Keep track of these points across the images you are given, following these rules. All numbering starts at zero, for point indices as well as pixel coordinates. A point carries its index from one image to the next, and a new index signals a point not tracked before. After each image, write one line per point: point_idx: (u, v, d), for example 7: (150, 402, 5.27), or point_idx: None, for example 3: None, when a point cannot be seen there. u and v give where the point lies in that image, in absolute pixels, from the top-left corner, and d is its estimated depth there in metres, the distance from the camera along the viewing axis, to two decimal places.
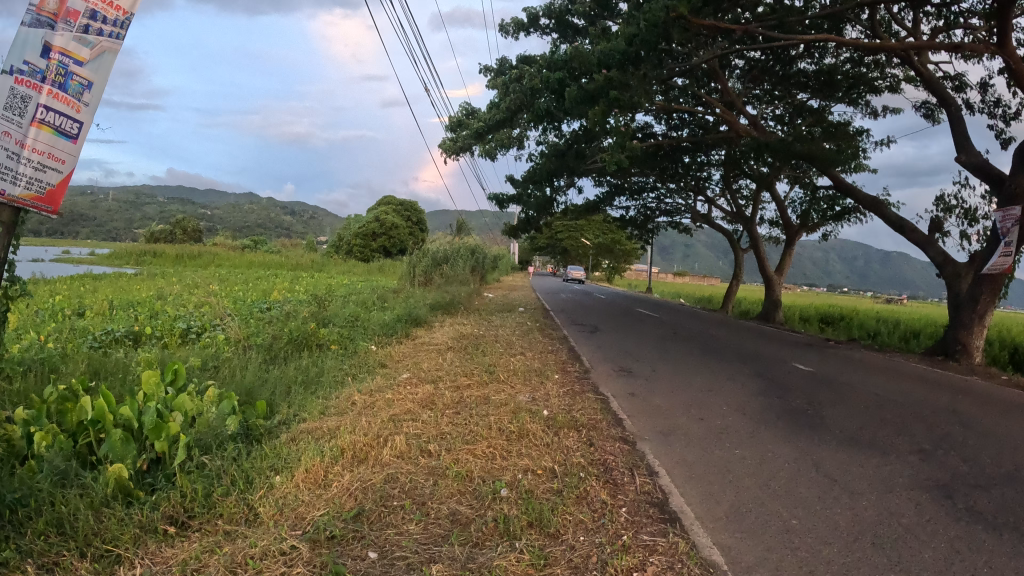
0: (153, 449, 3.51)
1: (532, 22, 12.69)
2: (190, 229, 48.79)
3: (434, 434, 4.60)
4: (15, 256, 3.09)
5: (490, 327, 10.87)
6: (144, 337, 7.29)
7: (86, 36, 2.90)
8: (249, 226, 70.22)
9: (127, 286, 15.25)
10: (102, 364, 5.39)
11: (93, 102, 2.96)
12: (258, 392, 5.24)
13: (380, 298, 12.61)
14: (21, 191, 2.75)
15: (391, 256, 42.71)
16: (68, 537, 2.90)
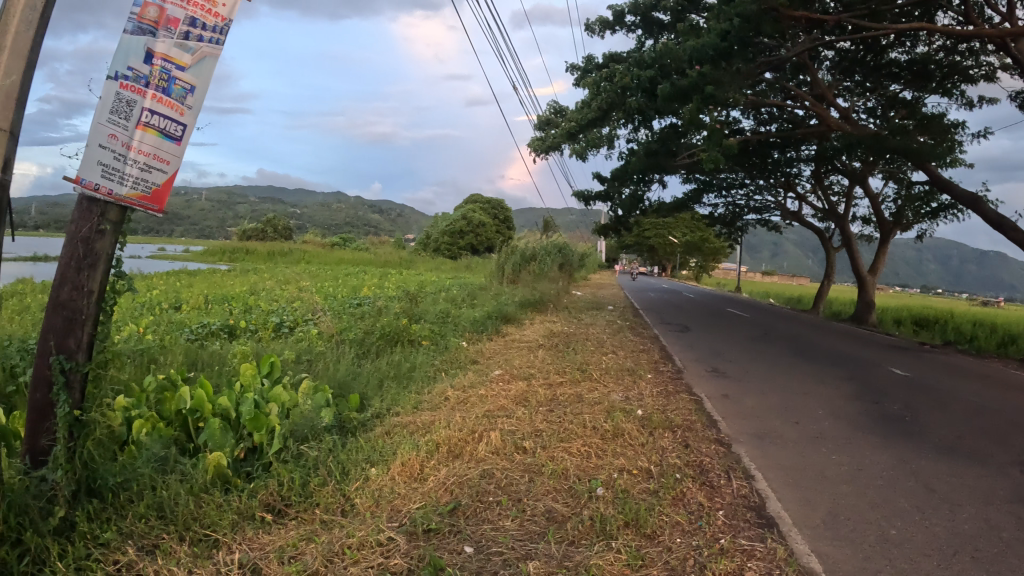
0: (249, 437, 3.70)
1: (617, 19, 12.54)
2: (281, 227, 50.52)
3: (529, 431, 4.64)
4: (119, 254, 3.19)
5: (579, 326, 10.87)
6: (239, 330, 7.62)
7: (187, 43, 3.02)
8: (336, 225, 72.40)
9: (222, 280, 16.02)
10: (199, 356, 5.65)
11: (195, 105, 3.09)
12: (351, 386, 5.40)
13: (470, 296, 12.81)
14: (127, 190, 2.93)
15: (479, 254, 43.18)
16: (167, 519, 3.07)
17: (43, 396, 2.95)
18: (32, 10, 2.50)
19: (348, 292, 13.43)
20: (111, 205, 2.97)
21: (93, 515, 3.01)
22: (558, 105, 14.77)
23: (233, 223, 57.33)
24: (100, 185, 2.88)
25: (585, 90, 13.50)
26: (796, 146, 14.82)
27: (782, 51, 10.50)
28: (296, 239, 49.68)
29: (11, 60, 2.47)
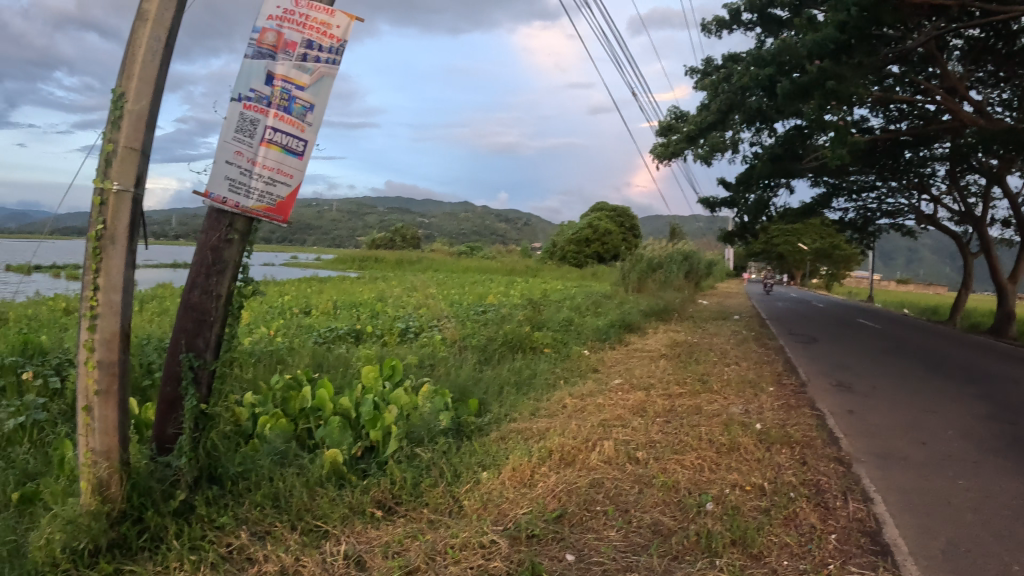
0: (366, 436, 3.91)
1: (734, 19, 12.12)
2: (410, 237, 52.49)
3: (644, 441, 4.54)
4: (247, 261, 3.42)
5: (705, 336, 10.50)
6: (365, 334, 8.01)
7: (305, 64, 3.22)
8: (468, 235, 74.33)
9: (359, 288, 16.92)
10: (327, 358, 5.99)
11: (315, 122, 3.29)
12: (471, 391, 5.53)
13: (595, 304, 12.74)
14: (254, 203, 3.19)
15: (606, 263, 42.75)
16: (282, 509, 3.27)
17: (173, 389, 3.25)
18: (157, 41, 2.78)
19: (477, 300, 13.75)
20: (238, 216, 3.24)
21: (212, 501, 3.24)
22: (678, 110, 14.46)
23: (366, 232, 60.38)
24: (228, 199, 3.15)
25: (704, 93, 13.12)
26: (929, 143, 13.69)
27: (909, 42, 9.78)
28: (431, 248, 51.53)
29: (140, 87, 2.76)
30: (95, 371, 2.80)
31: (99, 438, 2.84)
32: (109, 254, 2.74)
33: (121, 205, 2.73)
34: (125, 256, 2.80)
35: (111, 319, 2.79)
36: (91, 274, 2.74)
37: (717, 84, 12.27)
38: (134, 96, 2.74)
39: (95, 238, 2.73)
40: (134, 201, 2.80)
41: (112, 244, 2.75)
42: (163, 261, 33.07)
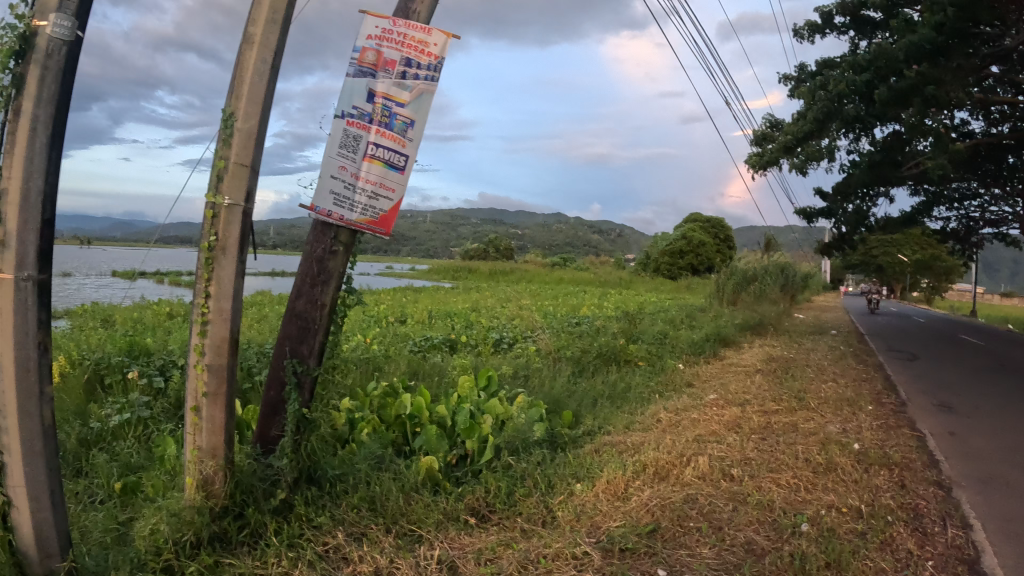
0: (462, 445, 4.01)
1: (826, 22, 11.74)
2: (502, 247, 53.01)
3: (739, 458, 4.42)
4: (349, 271, 3.53)
5: (800, 351, 10.16)
6: (460, 344, 8.17)
7: (405, 81, 3.30)
8: (555, 246, 74.22)
9: (452, 297, 17.28)
10: (423, 366, 6.13)
11: (415, 138, 3.36)
12: (564, 403, 5.54)
13: (688, 317, 12.54)
14: (357, 216, 3.30)
15: (700, 274, 40.94)
16: (378, 512, 3.34)
17: (276, 393, 3.37)
18: (264, 62, 2.89)
19: (568, 311, 13.80)
20: (342, 228, 3.34)
21: (310, 501, 3.33)
22: (774, 119, 13.86)
23: (451, 242, 61.46)
24: (332, 212, 3.26)
25: (799, 100, 12.75)
26: None
27: (1009, 40, 9.23)
28: (518, 260, 51.81)
29: (249, 105, 2.87)
30: (206, 374, 2.92)
31: (205, 437, 2.97)
32: (220, 264, 2.86)
33: (232, 217, 2.85)
34: (236, 266, 2.92)
35: (220, 325, 2.90)
36: (203, 282, 2.87)
37: (814, 91, 11.54)
38: (244, 115, 2.85)
39: (208, 248, 2.86)
40: (244, 214, 2.91)
41: (224, 254, 2.87)
42: (263, 269, 34.73)
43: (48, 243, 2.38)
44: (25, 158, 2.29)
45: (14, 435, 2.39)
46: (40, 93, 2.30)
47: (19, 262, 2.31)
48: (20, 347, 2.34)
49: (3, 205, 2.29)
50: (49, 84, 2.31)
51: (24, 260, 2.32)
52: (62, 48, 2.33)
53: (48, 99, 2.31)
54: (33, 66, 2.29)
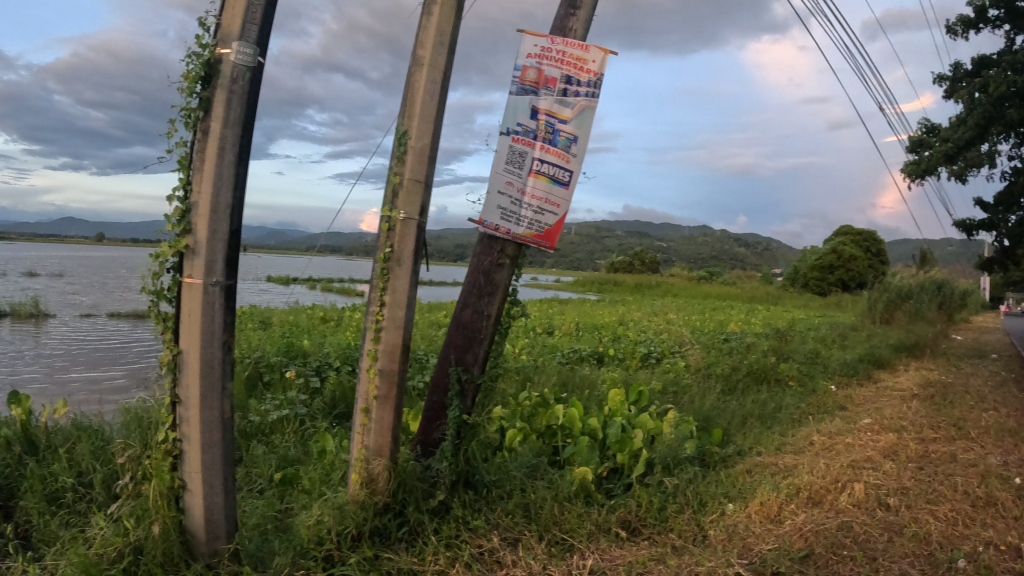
0: (611, 458, 4.04)
1: (978, 17, 10.94)
2: (648, 261, 52.43)
3: (895, 488, 4.18)
4: (515, 282, 3.80)
5: (960, 376, 9.46)
6: (608, 357, 8.48)
7: (566, 99, 3.50)
8: (696, 261, 72.55)
9: (594, 310, 17.46)
10: (573, 378, 6.41)
11: (578, 153, 3.56)
12: (714, 421, 5.64)
13: (838, 336, 11.99)
14: (524, 230, 3.54)
15: (852, 292, 35.64)
16: (531, 519, 3.41)
17: (439, 398, 3.64)
18: (434, 83, 3.08)
19: (713, 326, 13.61)
20: (509, 241, 3.59)
21: (466, 504, 3.47)
22: (927, 124, 12.94)
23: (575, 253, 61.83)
24: (500, 226, 3.52)
25: (954, 102, 11.91)
26: None
27: None
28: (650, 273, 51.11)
29: (421, 124, 3.07)
30: (377, 378, 3.14)
31: (373, 437, 3.16)
32: (395, 275, 3.07)
33: (406, 231, 3.05)
34: (411, 277, 3.11)
35: (393, 332, 3.11)
36: (379, 291, 3.09)
37: (972, 94, 10.76)
38: (416, 133, 3.06)
39: (384, 261, 3.07)
40: (418, 228, 3.10)
41: (399, 265, 3.07)
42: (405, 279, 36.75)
43: (234, 252, 2.61)
44: (214, 174, 2.54)
45: (196, 426, 2.64)
46: (227, 114, 2.53)
47: (207, 268, 2.55)
48: (206, 344, 2.59)
49: (194, 216, 2.55)
50: (235, 105, 2.54)
51: (212, 266, 2.56)
52: (245, 73, 2.55)
53: (234, 119, 2.55)
54: (219, 90, 2.53)
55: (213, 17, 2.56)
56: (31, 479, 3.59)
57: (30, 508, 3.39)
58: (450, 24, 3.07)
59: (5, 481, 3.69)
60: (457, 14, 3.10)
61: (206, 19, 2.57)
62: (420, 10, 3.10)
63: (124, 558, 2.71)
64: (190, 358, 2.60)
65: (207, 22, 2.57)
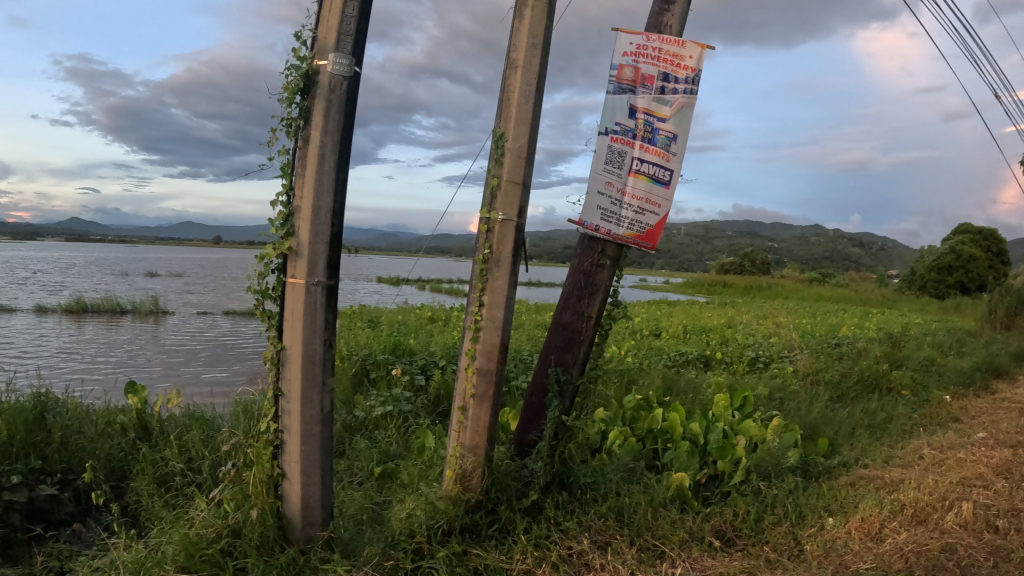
0: (712, 464, 3.92)
1: None
2: (761, 262, 50.39)
3: (1010, 509, 3.84)
4: (618, 284, 3.82)
5: None
6: (714, 360, 8.27)
7: (664, 96, 3.43)
8: (810, 262, 69.35)
9: (704, 312, 17.04)
10: (676, 382, 6.31)
11: (679, 151, 3.48)
12: (820, 429, 5.41)
13: (958, 343, 11.16)
14: (624, 230, 3.50)
15: (971, 294, 32.91)
16: (624, 524, 3.35)
17: (538, 399, 3.68)
18: (528, 85, 3.09)
19: (825, 330, 12.99)
20: (609, 242, 3.58)
21: (558, 505, 3.45)
22: None
23: None
24: (600, 226, 3.50)
25: None
26: None
27: None
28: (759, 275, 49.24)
29: (518, 125, 3.08)
30: (475, 377, 3.18)
31: (468, 435, 3.19)
32: (494, 275, 3.10)
33: (504, 232, 3.06)
34: (509, 277, 3.14)
35: (492, 332, 3.14)
36: (477, 291, 3.13)
37: None
38: (513, 135, 3.07)
39: (483, 261, 3.11)
40: (517, 229, 3.12)
41: (497, 266, 3.10)
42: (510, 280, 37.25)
43: (336, 254, 2.71)
44: (316, 180, 2.65)
45: (297, 418, 2.77)
46: (327, 123, 2.64)
47: (309, 268, 2.67)
48: (307, 340, 2.70)
49: (297, 220, 2.67)
50: (333, 114, 2.64)
51: (315, 266, 2.67)
52: (342, 82, 2.65)
53: (333, 127, 2.65)
54: (318, 100, 2.64)
55: (309, 30, 2.67)
56: (144, 463, 3.85)
57: (140, 489, 3.68)
58: (542, 25, 3.08)
59: (121, 464, 3.98)
60: (549, 15, 3.11)
61: (302, 32, 2.68)
62: (512, 13, 3.13)
63: (222, 539, 2.82)
64: (293, 354, 2.73)
65: (303, 35, 2.68)
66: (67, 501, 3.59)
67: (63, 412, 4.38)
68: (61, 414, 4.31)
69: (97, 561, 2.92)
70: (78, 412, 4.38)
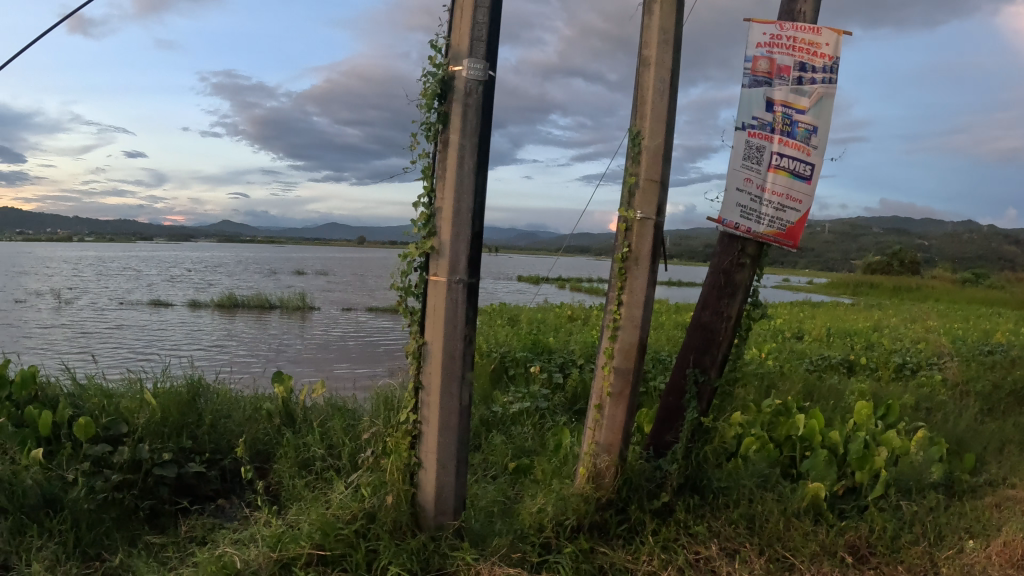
0: (850, 476, 3.71)
1: None
2: (908, 261, 46.85)
3: None
4: (757, 286, 3.63)
5: None
6: (858, 366, 7.80)
7: (802, 87, 3.31)
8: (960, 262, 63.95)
9: (846, 315, 16.09)
10: (816, 388, 6.04)
11: (819, 144, 3.36)
12: (969, 445, 5.00)
13: None
14: (765, 228, 3.39)
15: None
16: (754, 532, 3.24)
17: (675, 400, 3.63)
18: (662, 81, 3.06)
19: (982, 336, 11.93)
20: (750, 240, 3.48)
21: (690, 508, 3.39)
22: None
23: None
24: (739, 224, 3.40)
25: None
26: None
27: None
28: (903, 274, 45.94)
29: (653, 124, 3.08)
30: (612, 375, 3.20)
31: (604, 433, 3.24)
32: (632, 274, 3.11)
33: (644, 231, 3.07)
34: (649, 276, 3.12)
35: (630, 331, 3.14)
36: (617, 290, 3.15)
37: None
38: (649, 133, 3.06)
39: (621, 260, 3.13)
40: (655, 227, 3.10)
41: (636, 265, 3.10)
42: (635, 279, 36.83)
43: (476, 252, 2.80)
44: (457, 181, 2.75)
45: (436, 409, 2.88)
46: (465, 126, 2.74)
47: (451, 267, 2.77)
48: (448, 336, 2.81)
49: (439, 220, 2.79)
50: (471, 117, 2.74)
51: (456, 265, 2.78)
52: (477, 87, 2.73)
53: (471, 130, 2.74)
54: (455, 104, 2.74)
55: (443, 38, 2.79)
56: (287, 447, 4.14)
57: (283, 470, 3.92)
58: (672, 20, 3.03)
59: (265, 447, 4.30)
60: (678, 9, 3.07)
61: (437, 41, 2.79)
62: (641, 10, 3.11)
63: (358, 520, 2.95)
64: (434, 348, 2.84)
65: (439, 44, 2.80)
66: (213, 479, 3.92)
67: (212, 397, 4.74)
68: (212, 399, 4.68)
69: (238, 534, 3.12)
70: (228, 399, 4.76)
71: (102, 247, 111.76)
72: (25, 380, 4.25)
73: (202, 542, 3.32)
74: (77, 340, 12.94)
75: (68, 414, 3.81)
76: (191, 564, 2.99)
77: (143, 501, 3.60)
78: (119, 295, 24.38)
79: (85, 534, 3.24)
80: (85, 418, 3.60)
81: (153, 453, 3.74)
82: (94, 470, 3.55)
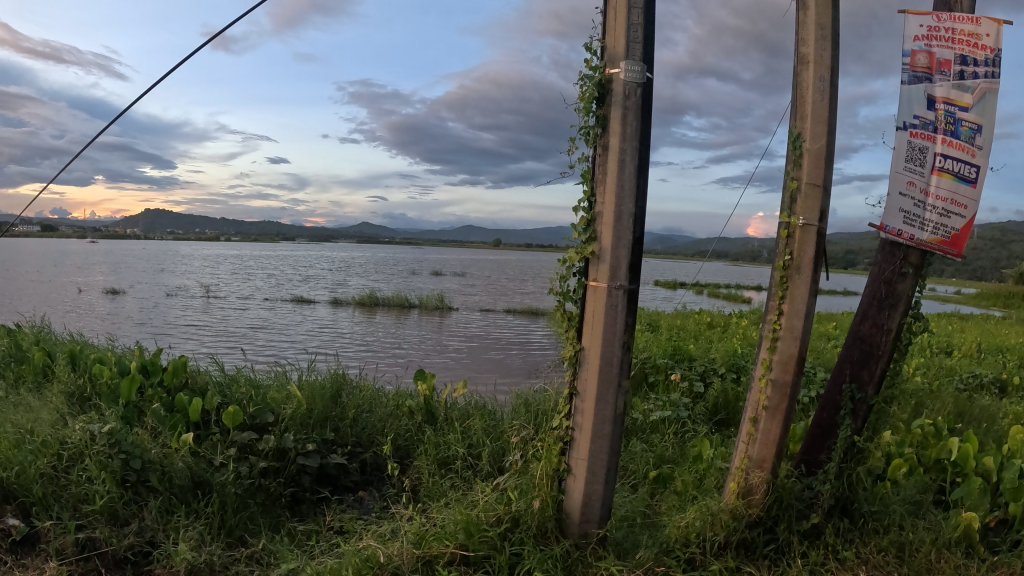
0: (1003, 506, 3.38)
1: None
2: None
3: None
4: (920, 296, 3.40)
5: None
6: (1015, 387, 7.13)
7: (964, 83, 3.08)
8: None
9: (998, 330, 14.80)
10: (968, 409, 5.59)
11: (985, 144, 3.11)
12: None
13: None
14: (928, 235, 3.17)
15: None
16: (904, 562, 3.03)
17: (830, 416, 3.46)
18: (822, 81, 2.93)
19: None
20: (912, 249, 3.26)
21: (840, 533, 3.21)
22: None
23: None
24: (902, 231, 3.19)
25: None
26: None
27: None
28: None
29: (815, 126, 2.95)
30: (769, 388, 3.08)
31: (757, 447, 3.13)
32: (795, 283, 2.98)
33: (806, 238, 2.94)
34: (810, 285, 2.99)
35: (790, 343, 3.01)
36: (777, 300, 3.03)
37: None
38: (811, 135, 2.94)
39: (782, 268, 3.01)
40: (818, 234, 2.97)
41: (798, 273, 2.98)
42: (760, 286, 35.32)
43: (637, 257, 2.77)
44: (618, 185, 2.74)
45: (590, 416, 2.87)
46: (625, 130, 2.72)
47: (611, 272, 2.76)
48: (606, 343, 2.80)
49: (599, 224, 2.79)
50: (631, 120, 2.72)
51: (616, 271, 2.76)
52: (636, 89, 2.71)
53: (631, 133, 2.72)
54: (615, 107, 2.73)
55: (599, 41, 2.79)
56: (427, 444, 4.27)
57: (422, 467, 4.06)
58: (829, 15, 2.90)
59: (406, 443, 4.45)
60: (837, 2, 2.93)
61: (593, 44, 2.80)
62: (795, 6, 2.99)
63: (503, 523, 3.01)
64: (590, 354, 2.84)
65: (594, 47, 2.81)
66: (353, 471, 4.10)
67: (355, 391, 5.01)
68: (353, 394, 4.90)
69: (382, 527, 3.27)
70: (372, 394, 5.01)
71: (242, 246, 120.03)
72: (178, 368, 4.56)
73: (342, 534, 3.48)
74: (227, 335, 13.98)
75: (216, 402, 4.05)
76: (335, 552, 3.14)
77: (286, 488, 3.80)
78: (260, 292, 25.99)
79: (231, 517, 3.46)
80: (234, 407, 3.83)
81: (298, 442, 3.96)
82: (241, 455, 3.80)
